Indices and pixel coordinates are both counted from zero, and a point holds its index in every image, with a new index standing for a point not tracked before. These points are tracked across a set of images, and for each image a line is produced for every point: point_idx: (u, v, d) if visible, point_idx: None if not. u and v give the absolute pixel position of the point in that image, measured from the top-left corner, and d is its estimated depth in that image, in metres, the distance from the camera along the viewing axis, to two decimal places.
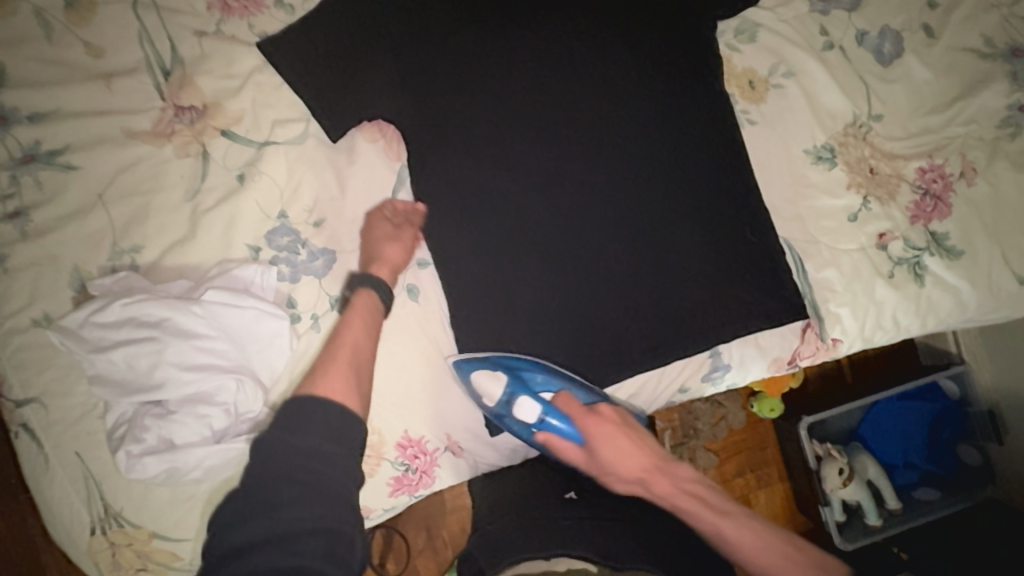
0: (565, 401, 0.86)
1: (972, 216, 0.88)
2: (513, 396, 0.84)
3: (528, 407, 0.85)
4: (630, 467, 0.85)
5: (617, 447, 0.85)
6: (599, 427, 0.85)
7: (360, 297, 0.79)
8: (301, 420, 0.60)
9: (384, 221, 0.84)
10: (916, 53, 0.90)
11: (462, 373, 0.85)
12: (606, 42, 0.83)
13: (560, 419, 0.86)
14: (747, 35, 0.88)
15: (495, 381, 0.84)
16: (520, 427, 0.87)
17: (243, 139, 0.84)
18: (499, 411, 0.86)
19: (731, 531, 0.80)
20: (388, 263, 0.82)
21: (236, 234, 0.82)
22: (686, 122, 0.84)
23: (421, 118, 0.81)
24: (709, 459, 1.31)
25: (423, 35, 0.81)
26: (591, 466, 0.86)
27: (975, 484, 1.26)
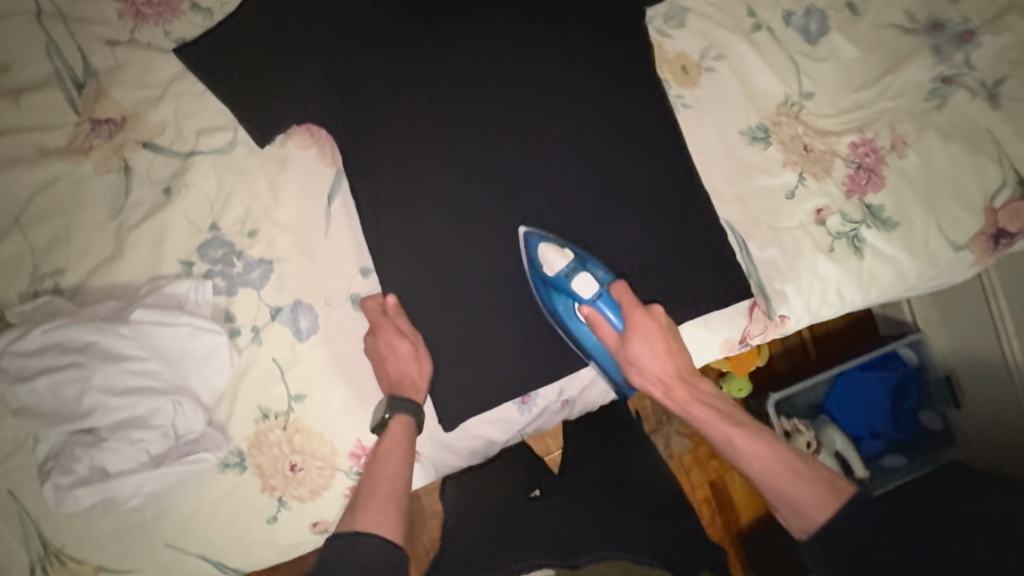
0: (621, 292, 0.80)
1: (904, 187, 0.91)
2: (574, 272, 0.79)
3: (582, 283, 0.79)
4: (658, 368, 0.82)
5: (655, 351, 0.81)
6: (643, 322, 0.79)
7: (399, 423, 0.78)
8: (351, 561, 0.63)
9: (399, 336, 0.79)
10: (842, 31, 0.91)
11: (528, 244, 0.81)
12: (538, 37, 0.84)
13: (612, 307, 0.80)
14: (677, 20, 0.88)
15: (563, 255, 0.78)
16: (568, 299, 0.81)
17: (167, 151, 0.81)
18: (554, 283, 0.80)
19: (756, 453, 0.78)
20: (418, 385, 0.80)
21: (167, 249, 0.80)
22: (618, 110, 0.85)
23: (353, 123, 0.81)
24: (683, 444, 1.33)
25: (351, 39, 0.80)
26: (619, 355, 0.82)
27: (934, 448, 1.31)
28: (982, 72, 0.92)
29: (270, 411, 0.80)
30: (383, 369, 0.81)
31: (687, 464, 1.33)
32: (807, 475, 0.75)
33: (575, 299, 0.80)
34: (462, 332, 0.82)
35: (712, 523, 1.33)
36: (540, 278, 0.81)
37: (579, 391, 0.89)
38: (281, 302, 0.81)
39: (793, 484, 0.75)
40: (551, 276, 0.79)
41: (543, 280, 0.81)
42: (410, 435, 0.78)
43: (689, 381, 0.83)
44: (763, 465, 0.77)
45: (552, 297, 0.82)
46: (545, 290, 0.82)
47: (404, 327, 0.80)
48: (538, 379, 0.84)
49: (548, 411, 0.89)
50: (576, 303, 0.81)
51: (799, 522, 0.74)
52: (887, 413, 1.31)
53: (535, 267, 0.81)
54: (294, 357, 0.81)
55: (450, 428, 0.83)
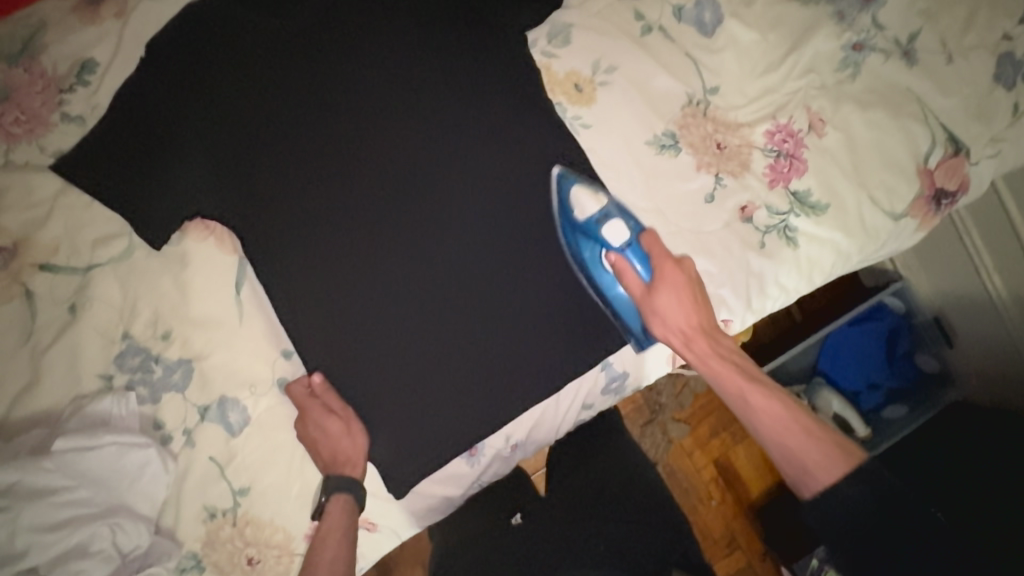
0: (651, 242, 0.79)
1: (829, 166, 0.87)
2: (605, 217, 0.79)
3: (614, 227, 0.78)
4: (677, 318, 0.78)
5: (680, 300, 0.78)
6: (673, 274, 0.78)
7: (336, 503, 0.77)
8: None
9: (328, 416, 0.78)
10: (737, 16, 0.86)
11: (562, 186, 0.81)
12: (420, 84, 0.81)
13: (640, 257, 0.79)
14: (561, 38, 0.83)
15: (596, 201, 0.80)
16: (596, 246, 0.80)
17: (66, 268, 0.79)
18: (585, 227, 0.80)
19: (771, 412, 0.72)
20: (355, 460, 0.79)
21: (83, 366, 0.78)
22: (515, 143, 0.82)
23: (247, 208, 0.79)
24: (682, 430, 1.30)
25: (231, 123, 0.79)
26: (641, 303, 0.79)
27: (936, 390, 1.25)
28: (892, 30, 0.88)
29: (217, 509, 0.79)
30: (318, 449, 0.80)
31: (689, 448, 1.31)
32: (822, 438, 0.70)
33: (603, 245, 0.79)
34: (395, 394, 0.81)
35: (724, 500, 1.30)
36: (569, 222, 0.81)
37: (526, 433, 0.87)
38: (207, 401, 0.80)
39: (804, 443, 0.70)
40: (581, 221, 0.80)
41: (574, 224, 0.81)
42: (349, 518, 0.77)
43: (710, 333, 0.78)
44: (776, 420, 0.72)
45: (579, 243, 0.81)
46: (573, 236, 0.81)
47: (334, 405, 0.79)
48: (481, 428, 0.83)
49: (499, 457, 0.87)
50: (605, 251, 0.79)
51: (809, 485, 0.68)
52: (883, 361, 1.24)
53: (567, 210, 0.81)
54: (230, 452, 0.80)
55: (400, 494, 0.82)
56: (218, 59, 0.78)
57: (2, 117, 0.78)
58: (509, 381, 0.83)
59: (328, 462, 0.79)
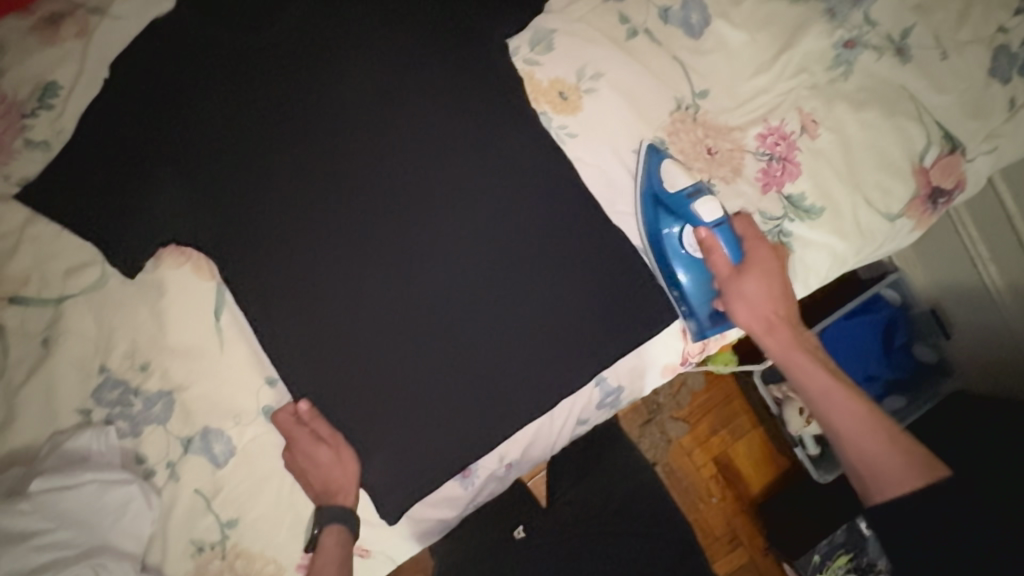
0: (745, 226, 0.80)
1: (822, 168, 0.85)
2: (698, 194, 0.78)
3: (706, 205, 0.77)
4: (762, 302, 0.77)
5: (768, 286, 0.77)
6: (766, 258, 0.78)
7: (330, 534, 0.76)
8: None
9: (316, 443, 0.77)
10: (724, 17, 0.84)
11: (652, 159, 0.80)
12: (399, 98, 0.78)
13: (732, 239, 0.78)
14: (544, 44, 0.80)
15: (687, 177, 0.80)
16: (679, 222, 0.79)
17: (37, 300, 0.76)
18: (670, 201, 0.79)
19: (851, 410, 0.71)
20: (346, 488, 0.77)
21: (60, 402, 0.76)
22: (499, 156, 0.79)
23: (223, 232, 0.76)
24: (681, 429, 1.28)
25: (202, 145, 0.76)
26: (724, 282, 0.78)
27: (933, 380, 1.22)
28: (885, 26, 0.86)
29: (205, 543, 0.77)
30: (309, 478, 0.78)
31: (688, 446, 1.28)
32: (903, 446, 0.68)
33: (688, 221, 0.78)
34: (384, 418, 0.79)
35: (724, 497, 1.28)
36: (657, 193, 0.80)
37: (521, 453, 0.85)
38: (190, 432, 0.77)
39: (882, 449, 0.68)
40: (670, 194, 0.79)
41: (662, 197, 0.80)
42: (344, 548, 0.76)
43: (794, 328, 0.78)
44: (858, 418, 0.70)
45: (660, 219, 0.80)
46: (653, 207, 0.80)
47: (324, 432, 0.78)
48: (474, 450, 0.81)
49: (493, 478, 0.85)
50: (695, 226, 0.78)
51: (880, 488, 0.67)
52: (879, 354, 1.23)
53: (655, 180, 0.80)
54: (216, 483, 0.78)
55: (393, 521, 0.80)
56: (188, 78, 0.75)
57: None
58: (502, 401, 0.80)
59: (321, 490, 0.78)
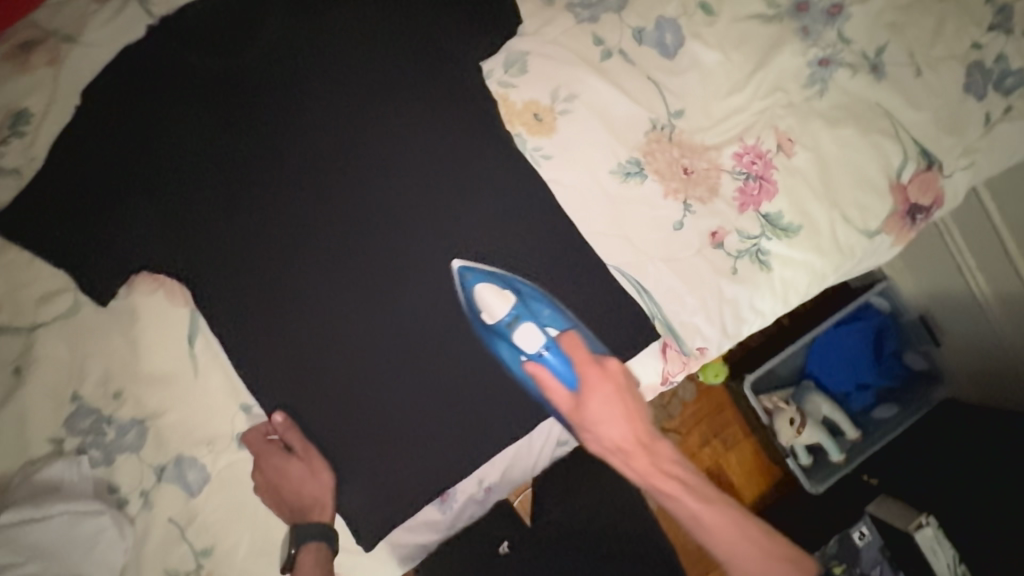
0: (571, 343, 0.76)
1: (799, 187, 0.84)
2: (516, 320, 0.75)
3: (524, 334, 0.75)
4: (608, 434, 0.77)
5: (613, 411, 0.77)
6: (598, 380, 0.77)
7: (309, 551, 0.75)
8: None
9: (288, 458, 0.76)
10: (699, 36, 0.84)
11: (464, 282, 0.77)
12: (372, 122, 0.78)
13: (563, 364, 0.76)
14: (517, 66, 0.80)
15: (505, 300, 0.75)
16: (513, 349, 0.76)
17: (9, 329, 0.75)
18: (495, 330, 0.76)
19: (721, 530, 0.74)
20: (322, 503, 0.77)
21: (32, 431, 0.75)
22: (473, 179, 0.79)
23: (197, 257, 0.76)
24: (673, 441, 1.23)
25: (175, 172, 0.75)
26: (568, 414, 0.77)
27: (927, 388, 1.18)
28: (859, 44, 0.86)
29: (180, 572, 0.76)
30: (283, 495, 0.78)
31: (680, 458, 1.24)
32: (773, 553, 0.73)
33: (519, 351, 0.76)
34: (361, 443, 0.78)
35: None
36: (481, 323, 0.77)
37: (500, 475, 0.84)
38: (164, 460, 0.77)
39: (765, 565, 0.72)
40: (493, 324, 0.76)
41: (487, 327, 0.77)
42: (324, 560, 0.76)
43: (648, 446, 0.79)
44: (721, 530, 0.74)
45: (498, 346, 0.77)
46: (489, 338, 0.77)
47: (296, 446, 0.77)
48: (452, 473, 0.80)
49: (472, 501, 0.84)
50: (523, 357, 0.76)
51: None
52: (869, 361, 1.19)
53: (475, 311, 0.77)
54: (190, 511, 0.77)
55: (371, 545, 0.79)
56: (159, 105, 0.75)
57: None
58: (479, 424, 0.80)
59: (296, 506, 0.77)
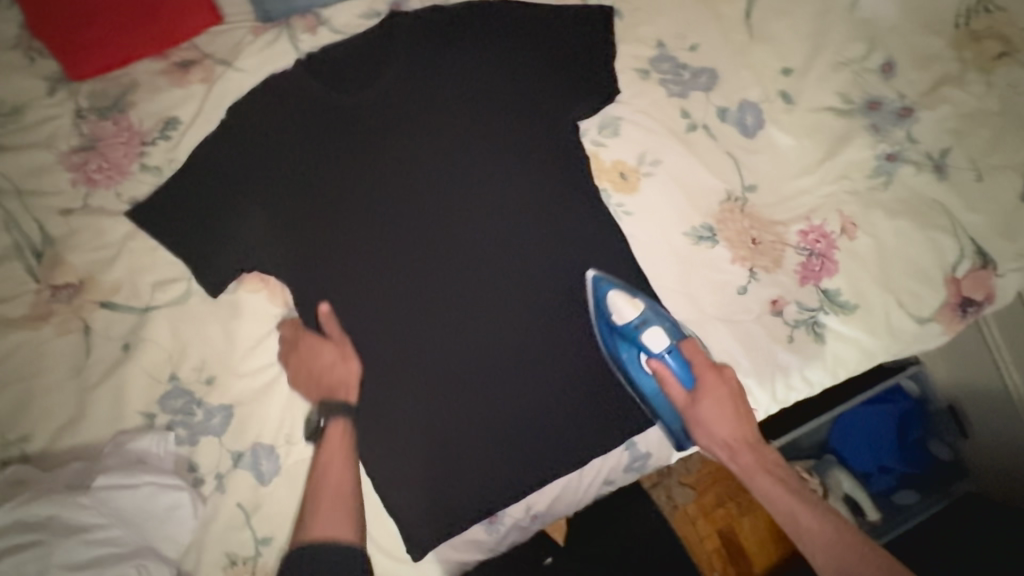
0: (691, 348, 0.81)
1: (858, 269, 0.90)
2: (645, 323, 0.81)
3: (653, 333, 0.81)
4: (724, 433, 0.78)
5: (726, 411, 0.79)
6: (715, 380, 0.80)
7: (336, 426, 0.79)
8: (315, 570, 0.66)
9: (324, 342, 0.82)
10: (776, 122, 0.92)
11: (597, 288, 0.84)
12: (474, 162, 0.86)
13: (681, 364, 0.81)
14: (610, 129, 0.89)
15: (634, 306, 0.82)
16: (634, 349, 0.83)
17: (125, 307, 0.83)
18: (622, 330, 0.82)
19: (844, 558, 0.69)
20: (349, 383, 0.81)
21: (128, 404, 0.81)
22: (559, 224, 0.86)
23: (301, 264, 0.83)
24: (688, 495, 1.16)
25: (294, 184, 0.83)
26: (687, 412, 0.80)
27: (950, 480, 1.22)
28: (925, 145, 0.92)
29: (238, 556, 0.80)
30: (314, 379, 0.82)
31: (693, 514, 1.16)
32: None
33: (644, 350, 0.82)
34: (424, 457, 0.83)
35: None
36: (608, 325, 0.84)
37: (547, 505, 0.87)
38: (241, 447, 0.82)
39: None
40: (620, 324, 0.82)
41: (612, 326, 0.83)
42: (352, 470, 0.78)
43: (757, 447, 0.79)
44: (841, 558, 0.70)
45: (619, 346, 0.84)
46: (611, 338, 0.84)
47: (334, 327, 0.82)
48: (503, 496, 0.85)
49: (518, 527, 0.88)
50: (644, 355, 0.82)
51: None
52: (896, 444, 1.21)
53: (603, 311, 0.84)
54: (258, 499, 0.81)
55: (418, 555, 0.83)
56: (290, 125, 0.83)
57: (87, 163, 0.83)
58: (535, 452, 0.85)
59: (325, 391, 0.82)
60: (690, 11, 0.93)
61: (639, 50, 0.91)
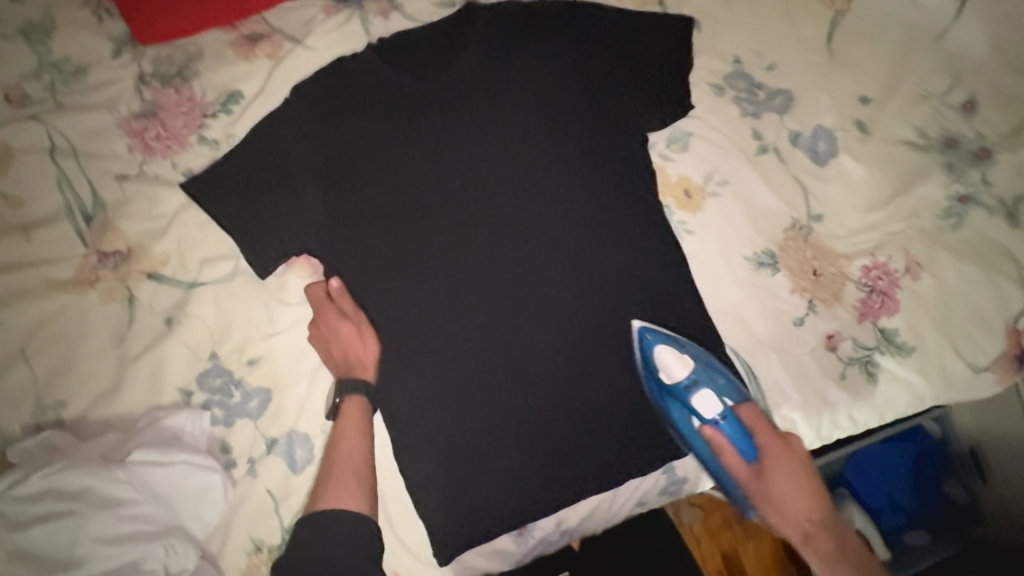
0: (749, 414, 0.81)
1: (918, 310, 0.87)
2: (695, 385, 0.81)
3: (705, 399, 0.82)
4: (790, 508, 0.79)
5: (793, 486, 0.79)
6: (777, 452, 0.80)
7: (351, 403, 0.79)
8: (322, 538, 0.68)
9: (341, 319, 0.80)
10: (849, 151, 0.89)
11: (643, 341, 0.82)
12: (537, 164, 0.83)
13: (739, 431, 0.82)
14: (680, 144, 0.87)
15: (683, 365, 0.81)
16: (684, 410, 0.83)
17: (171, 280, 0.81)
18: (671, 391, 0.83)
19: None
20: (366, 362, 0.81)
21: (166, 378, 0.80)
22: (618, 237, 0.84)
23: (351, 252, 0.81)
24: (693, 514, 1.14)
25: (352, 172, 0.81)
26: (754, 487, 0.81)
27: (965, 525, 1.09)
28: (1000, 189, 0.89)
29: (264, 543, 0.79)
30: (331, 353, 0.82)
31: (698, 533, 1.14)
32: None
33: (696, 414, 0.83)
34: (458, 461, 0.81)
35: None
36: (654, 381, 0.83)
37: (579, 521, 0.86)
38: (276, 433, 0.81)
39: None
40: (670, 385, 0.82)
41: (662, 389, 0.83)
42: (366, 443, 0.79)
43: (834, 527, 0.79)
44: None
45: (672, 407, 0.83)
46: (664, 399, 0.83)
47: (350, 307, 0.81)
48: (533, 510, 0.82)
49: (547, 540, 0.86)
50: (702, 421, 0.83)
51: None
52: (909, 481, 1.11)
53: (650, 369, 0.82)
54: (288, 487, 0.80)
55: (445, 559, 0.81)
56: (355, 111, 0.81)
57: (145, 131, 0.82)
58: (572, 467, 0.83)
59: (341, 367, 0.81)
60: (770, 30, 0.91)
61: (714, 64, 0.89)
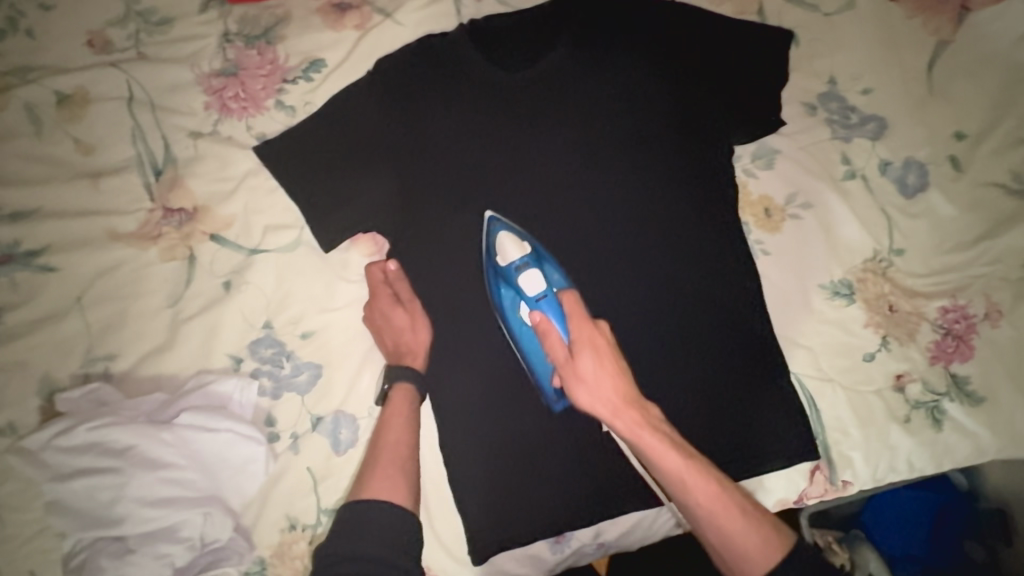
0: (571, 301, 0.71)
1: (995, 360, 0.83)
2: (525, 265, 0.73)
3: (531, 279, 0.72)
4: (601, 396, 0.68)
5: (604, 368, 0.68)
6: (590, 334, 0.69)
7: (399, 391, 0.77)
8: (362, 531, 0.64)
9: (394, 306, 0.79)
10: (939, 187, 0.85)
11: (490, 229, 0.76)
12: (617, 167, 0.79)
13: (558, 316, 0.71)
14: (765, 161, 0.84)
15: (519, 247, 0.74)
16: (515, 295, 0.74)
17: (232, 244, 0.80)
18: (505, 274, 0.74)
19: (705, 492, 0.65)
20: (415, 352, 0.79)
21: (218, 342, 0.78)
22: (693, 247, 0.79)
23: (415, 233, 0.78)
24: None
25: (426, 150, 0.78)
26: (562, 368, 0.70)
27: None
28: None
29: (298, 522, 0.76)
30: (381, 338, 0.80)
31: None
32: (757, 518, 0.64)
33: (520, 296, 0.73)
34: (502, 462, 0.78)
35: None
36: (492, 267, 0.75)
37: (617, 536, 0.83)
38: (323, 412, 0.79)
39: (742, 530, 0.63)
40: (502, 266, 0.74)
41: (496, 269, 0.75)
42: (410, 435, 0.76)
43: (640, 402, 0.68)
44: (709, 500, 0.65)
45: (499, 290, 0.75)
46: (494, 281, 0.75)
47: (404, 294, 0.80)
48: (573, 521, 0.79)
49: (582, 552, 0.84)
50: (524, 305, 0.73)
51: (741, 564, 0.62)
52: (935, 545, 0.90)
53: (490, 254, 0.75)
54: (329, 468, 0.78)
55: (480, 560, 0.79)
56: (437, 89, 0.78)
57: (224, 90, 0.81)
58: (619, 481, 0.79)
59: (392, 353, 0.79)
60: (869, 55, 0.88)
61: (808, 83, 0.87)
